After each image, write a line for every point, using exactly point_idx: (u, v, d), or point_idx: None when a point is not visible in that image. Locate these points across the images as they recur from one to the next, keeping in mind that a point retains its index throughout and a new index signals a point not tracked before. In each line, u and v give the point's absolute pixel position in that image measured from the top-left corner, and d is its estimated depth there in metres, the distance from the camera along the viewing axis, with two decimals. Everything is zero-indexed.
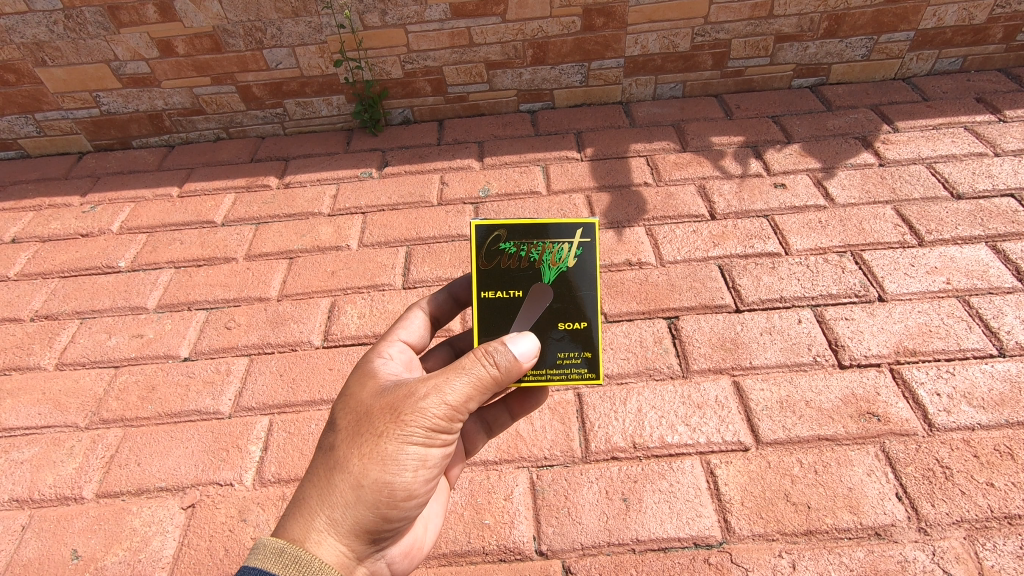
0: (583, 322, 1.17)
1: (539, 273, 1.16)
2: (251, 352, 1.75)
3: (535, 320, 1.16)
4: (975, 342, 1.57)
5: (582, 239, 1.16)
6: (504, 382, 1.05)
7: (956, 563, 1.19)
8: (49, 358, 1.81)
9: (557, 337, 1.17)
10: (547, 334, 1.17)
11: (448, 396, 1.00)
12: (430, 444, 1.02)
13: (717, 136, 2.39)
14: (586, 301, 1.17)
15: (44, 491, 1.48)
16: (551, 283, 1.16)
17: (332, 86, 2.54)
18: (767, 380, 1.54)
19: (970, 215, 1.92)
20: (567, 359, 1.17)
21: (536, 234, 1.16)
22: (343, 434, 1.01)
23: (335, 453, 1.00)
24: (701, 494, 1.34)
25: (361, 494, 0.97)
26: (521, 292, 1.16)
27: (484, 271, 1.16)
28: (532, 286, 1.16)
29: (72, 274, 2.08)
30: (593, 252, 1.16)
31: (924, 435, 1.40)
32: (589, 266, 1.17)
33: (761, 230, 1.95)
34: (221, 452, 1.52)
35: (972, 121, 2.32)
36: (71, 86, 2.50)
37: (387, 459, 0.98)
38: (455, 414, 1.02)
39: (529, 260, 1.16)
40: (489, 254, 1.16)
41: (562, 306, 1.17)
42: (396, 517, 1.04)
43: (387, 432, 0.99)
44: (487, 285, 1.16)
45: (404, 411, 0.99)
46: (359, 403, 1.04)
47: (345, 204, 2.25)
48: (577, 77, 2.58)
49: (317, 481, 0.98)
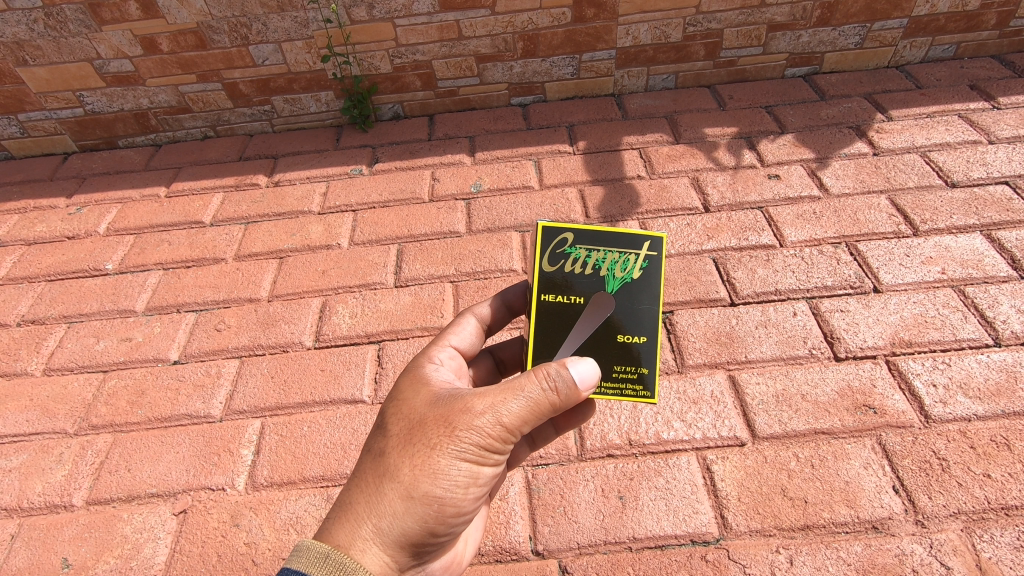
0: (642, 336, 1.15)
1: (602, 281, 1.14)
2: (242, 354, 1.73)
3: (594, 329, 1.14)
4: (970, 332, 1.56)
5: (649, 251, 1.14)
6: (561, 406, 1.02)
7: (954, 556, 1.18)
8: (37, 363, 1.78)
9: (613, 349, 1.15)
10: (604, 346, 1.15)
11: (503, 416, 0.99)
12: (481, 461, 1.01)
13: (711, 127, 2.37)
14: (647, 314, 1.15)
15: (33, 499, 1.46)
16: (614, 293, 1.15)
17: (320, 81, 2.50)
18: (762, 373, 1.53)
19: (965, 204, 1.91)
20: (622, 371, 1.15)
21: (604, 242, 1.15)
22: (394, 440, 1.00)
23: (385, 460, 0.98)
24: (697, 491, 1.33)
25: (411, 504, 0.96)
26: (582, 298, 1.14)
27: (547, 274, 1.15)
28: (594, 294, 1.14)
29: (59, 277, 2.05)
30: (659, 266, 1.14)
31: (921, 427, 1.39)
32: (654, 279, 1.15)
33: (755, 222, 1.94)
34: (212, 457, 1.50)
35: (966, 109, 2.31)
36: (55, 86, 2.45)
37: (437, 473, 0.97)
38: (509, 433, 1.01)
39: (594, 267, 1.15)
40: (555, 257, 1.15)
41: (624, 317, 1.15)
42: (443, 530, 1.03)
43: (440, 445, 0.97)
44: (548, 289, 1.15)
45: (458, 426, 0.98)
46: (411, 412, 1.03)
47: (335, 202, 2.23)
48: (568, 70, 2.55)
49: (365, 486, 0.97)
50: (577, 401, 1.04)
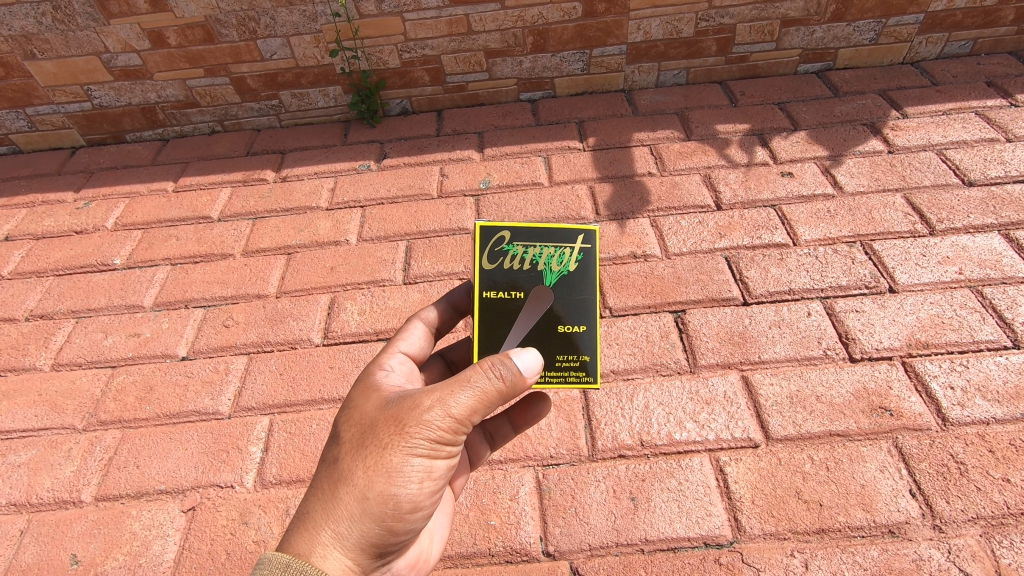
0: (582, 325, 1.15)
1: (540, 276, 1.15)
2: (250, 350, 1.72)
3: (535, 322, 1.15)
4: (989, 333, 1.53)
5: (583, 245, 1.15)
6: (509, 394, 1.02)
7: (973, 561, 1.16)
8: (46, 358, 1.78)
9: (556, 340, 1.16)
10: (547, 337, 1.15)
11: (452, 409, 0.98)
12: (436, 456, 1.00)
13: (722, 123, 2.35)
14: (585, 305, 1.15)
15: (43, 494, 1.46)
16: (552, 286, 1.15)
17: (328, 76, 2.49)
18: (776, 374, 1.51)
19: (982, 203, 1.88)
20: (565, 360, 1.16)
21: (539, 237, 1.15)
22: (348, 446, 0.99)
23: (339, 466, 0.98)
24: (711, 493, 1.32)
25: (368, 507, 0.95)
26: (522, 292, 1.15)
27: (486, 272, 1.15)
28: (534, 287, 1.15)
29: (66, 272, 2.05)
30: (594, 258, 1.16)
31: (938, 430, 1.37)
32: (590, 270, 1.16)
33: (768, 221, 1.91)
34: (221, 454, 1.50)
35: (983, 106, 2.28)
36: (62, 80, 2.44)
37: (391, 472, 0.96)
38: (461, 425, 1.00)
39: (532, 262, 1.15)
40: (493, 254, 1.15)
41: (564, 309, 1.15)
42: (404, 527, 1.02)
43: (391, 444, 0.96)
44: (489, 287, 1.14)
45: (408, 423, 0.97)
46: (363, 416, 1.02)
47: (343, 198, 2.21)
48: (579, 65, 2.52)
49: (321, 493, 0.96)
50: (525, 389, 1.04)
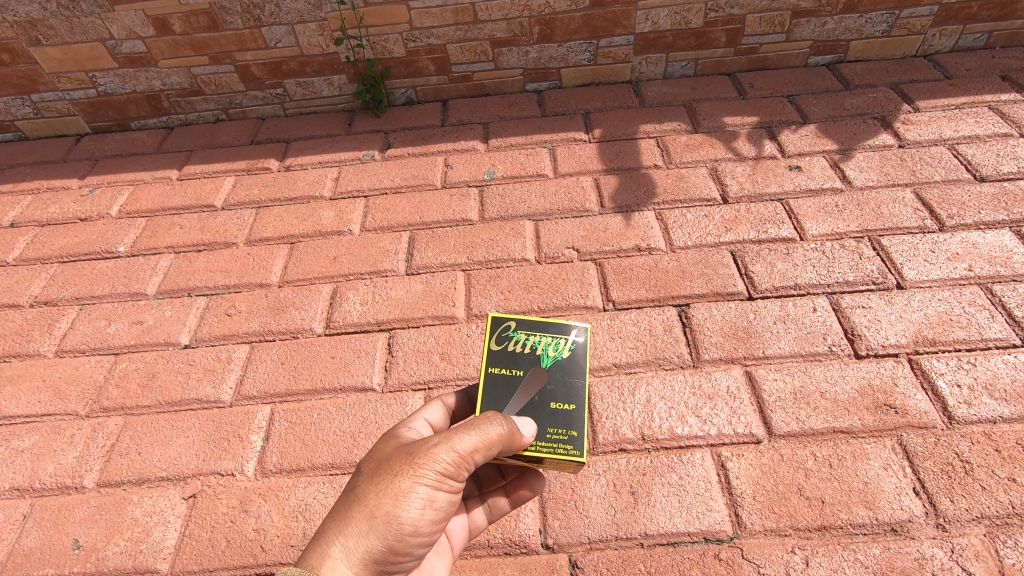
0: (572, 403, 1.16)
1: (538, 360, 1.21)
2: (252, 339, 1.72)
3: (530, 400, 1.17)
4: (997, 331, 1.51)
5: (578, 337, 1.24)
6: (511, 448, 1.07)
7: (976, 561, 1.15)
8: (49, 345, 1.78)
9: (550, 419, 1.15)
10: (541, 414, 1.15)
11: (460, 445, 1.02)
12: (439, 487, 1.02)
13: (731, 116, 2.32)
14: (579, 386, 1.19)
15: (46, 480, 1.47)
16: (548, 369, 1.20)
17: (333, 65, 2.47)
18: (780, 370, 1.50)
19: (993, 199, 1.85)
20: (555, 435, 1.14)
21: (541, 328, 1.24)
22: (364, 475, 1.02)
23: (354, 490, 1.00)
24: (712, 488, 1.31)
25: (375, 529, 0.96)
26: (524, 370, 1.19)
27: (494, 352, 1.21)
28: (532, 367, 1.20)
29: (71, 259, 2.05)
30: (586, 347, 1.23)
31: (943, 428, 1.36)
32: (583, 358, 1.22)
33: (775, 215, 1.89)
34: (222, 442, 1.50)
35: (996, 101, 2.24)
36: (67, 66, 2.44)
37: (400, 496, 0.98)
38: (467, 463, 1.04)
39: (531, 347, 1.22)
40: (501, 338, 1.23)
41: (556, 388, 1.18)
42: (402, 554, 1.02)
43: (401, 470, 1.00)
44: (493, 364, 1.20)
45: (421, 453, 1.01)
46: (381, 453, 1.06)
47: (347, 187, 2.20)
48: (585, 55, 2.50)
49: (335, 513, 0.97)
50: (522, 446, 1.09)
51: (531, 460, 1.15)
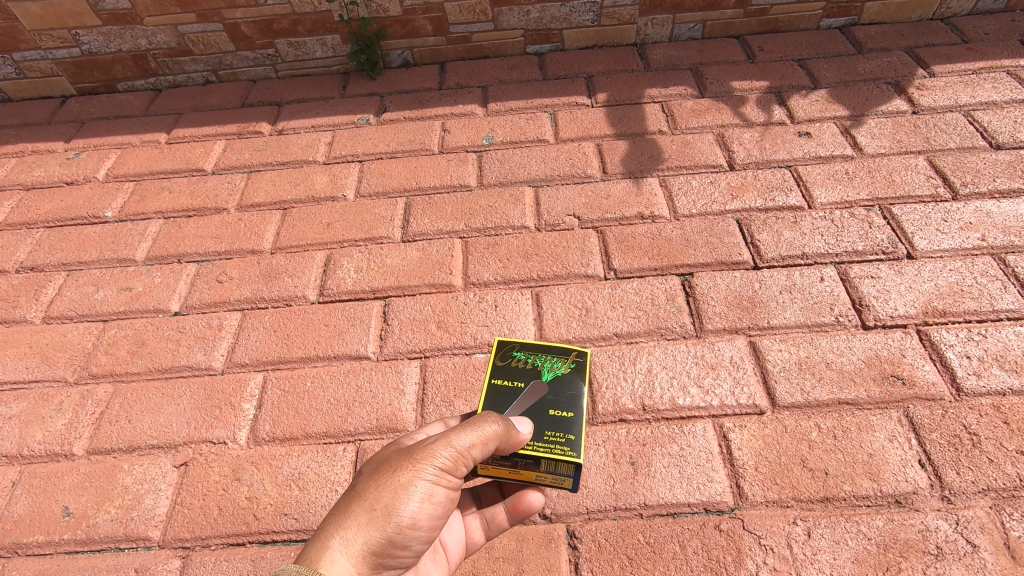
0: (571, 410, 1.13)
1: (539, 373, 1.19)
2: (244, 307, 1.68)
3: (530, 406, 1.13)
4: (1010, 302, 1.47)
5: (579, 355, 1.22)
6: (511, 445, 1.05)
7: (982, 534, 1.13)
8: (36, 311, 1.74)
9: (549, 424, 1.11)
10: (539, 420, 1.12)
11: (458, 440, 1.00)
12: (438, 482, 1.00)
13: (739, 80, 2.23)
14: (579, 396, 1.15)
15: (34, 447, 1.44)
16: (548, 380, 1.17)
17: (326, 24, 2.37)
18: (785, 340, 1.46)
19: (1009, 166, 1.79)
20: (554, 437, 1.10)
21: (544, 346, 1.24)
22: (364, 473, 1.00)
23: (353, 487, 0.97)
24: (713, 459, 1.28)
25: (374, 522, 0.93)
26: (525, 381, 1.17)
27: (497, 367, 1.21)
28: (533, 379, 1.17)
29: (57, 224, 1.99)
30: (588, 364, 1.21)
31: (951, 400, 1.32)
32: (583, 371, 1.19)
33: (783, 182, 1.83)
34: (214, 410, 1.47)
35: (1015, 66, 2.15)
36: (49, 23, 2.34)
37: (399, 490, 0.96)
38: (467, 458, 1.01)
39: (533, 362, 1.21)
40: (504, 355, 1.23)
41: (556, 398, 1.15)
42: (400, 552, 0.98)
43: (401, 465, 0.97)
44: (495, 377, 1.19)
45: (419, 449, 0.99)
46: (381, 454, 1.05)
47: (341, 151, 2.13)
48: (589, 16, 2.40)
49: (334, 510, 0.94)
50: (520, 444, 1.06)
51: (528, 464, 1.10)
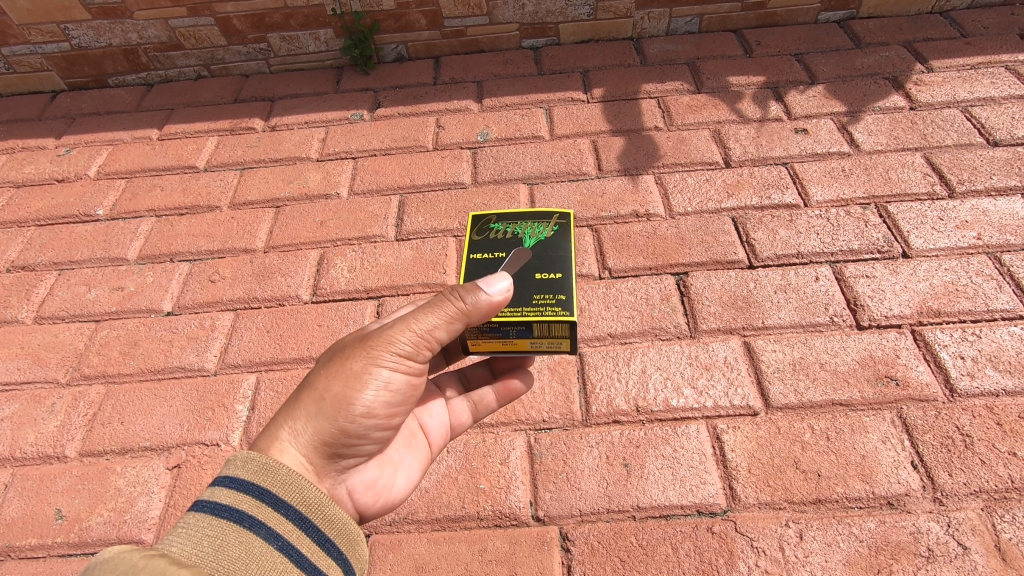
0: (559, 271, 1.08)
1: (520, 241, 1.14)
2: (237, 307, 1.67)
3: (514, 271, 1.09)
4: (1005, 302, 1.47)
5: (560, 219, 1.17)
6: (474, 320, 1.00)
7: (973, 536, 1.14)
8: (27, 311, 1.73)
9: (538, 286, 1.08)
10: (523, 282, 1.08)
11: (414, 325, 1.00)
12: (395, 368, 1.02)
13: (736, 75, 2.21)
14: (564, 257, 1.11)
15: (27, 449, 1.43)
16: (531, 247, 1.13)
17: (319, 18, 2.34)
18: (779, 341, 1.45)
19: (1006, 164, 1.78)
20: (542, 300, 1.06)
21: (522, 217, 1.19)
22: (323, 359, 1.04)
23: (310, 374, 1.02)
24: (706, 461, 1.28)
25: (324, 409, 0.98)
26: (508, 250, 1.12)
27: (475, 243, 1.15)
28: (515, 247, 1.13)
29: (48, 223, 1.98)
30: (570, 230, 1.16)
31: (945, 401, 1.32)
32: (566, 234, 1.15)
33: (779, 179, 1.82)
34: (207, 412, 1.46)
35: (1014, 61, 2.14)
36: (37, 17, 2.30)
37: (353, 377, 1.00)
38: (423, 344, 1.02)
39: (513, 233, 1.16)
40: (482, 231, 1.17)
41: (539, 260, 1.11)
42: (358, 442, 1.05)
43: (354, 353, 1.00)
44: (475, 250, 1.13)
45: (373, 338, 1.01)
46: (341, 339, 1.07)
47: (334, 148, 2.12)
48: (585, 9, 2.37)
49: (290, 397, 1.01)
50: (491, 317, 1.02)
51: (517, 326, 1.06)
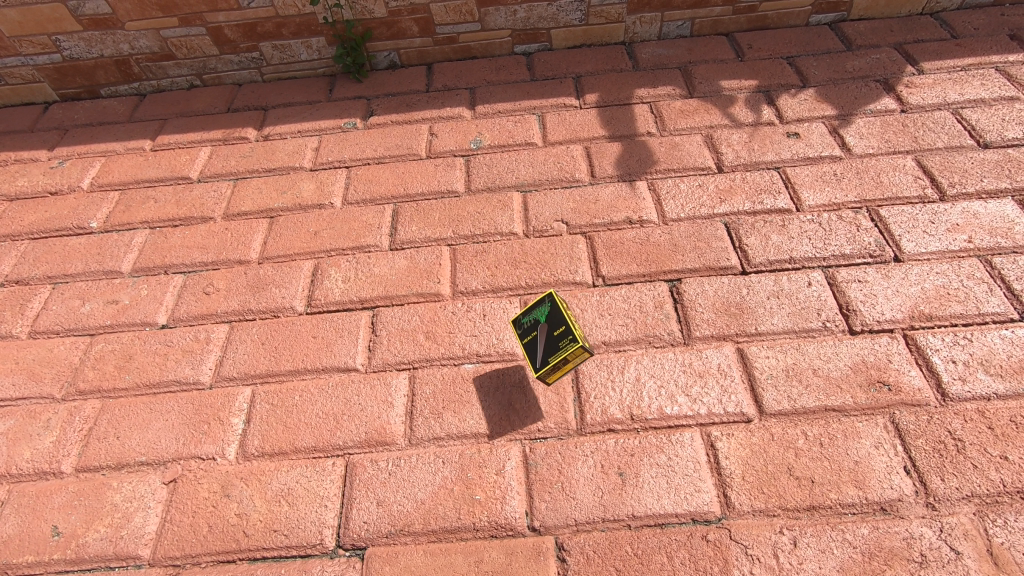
0: (563, 323, 1.32)
1: (534, 322, 1.39)
2: (231, 319, 1.67)
3: (541, 342, 1.36)
4: (995, 305, 1.48)
5: (550, 299, 1.37)
6: None
7: (965, 540, 1.14)
8: (22, 326, 1.73)
9: (560, 336, 1.32)
10: (551, 342, 1.33)
11: None
12: None
13: (728, 80, 2.22)
14: (564, 315, 1.33)
15: (23, 465, 1.44)
16: (543, 318, 1.37)
17: (311, 26, 2.35)
18: (772, 347, 1.46)
19: (997, 166, 1.79)
20: (564, 341, 1.31)
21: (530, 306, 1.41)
22: None
23: None
24: (700, 469, 1.29)
25: None
26: (532, 330, 1.38)
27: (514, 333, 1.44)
28: (534, 329, 1.38)
29: (42, 236, 1.98)
30: (560, 303, 1.35)
31: (937, 405, 1.33)
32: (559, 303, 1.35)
33: (771, 184, 1.83)
34: (202, 425, 1.46)
35: (1004, 62, 2.15)
36: (28, 29, 2.30)
37: None
38: None
39: (529, 324, 1.40)
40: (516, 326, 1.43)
41: (550, 323, 1.35)
42: None
43: None
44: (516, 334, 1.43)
45: None
46: None
47: (327, 157, 2.12)
48: (576, 15, 2.38)
49: None
50: None
51: (562, 363, 1.34)
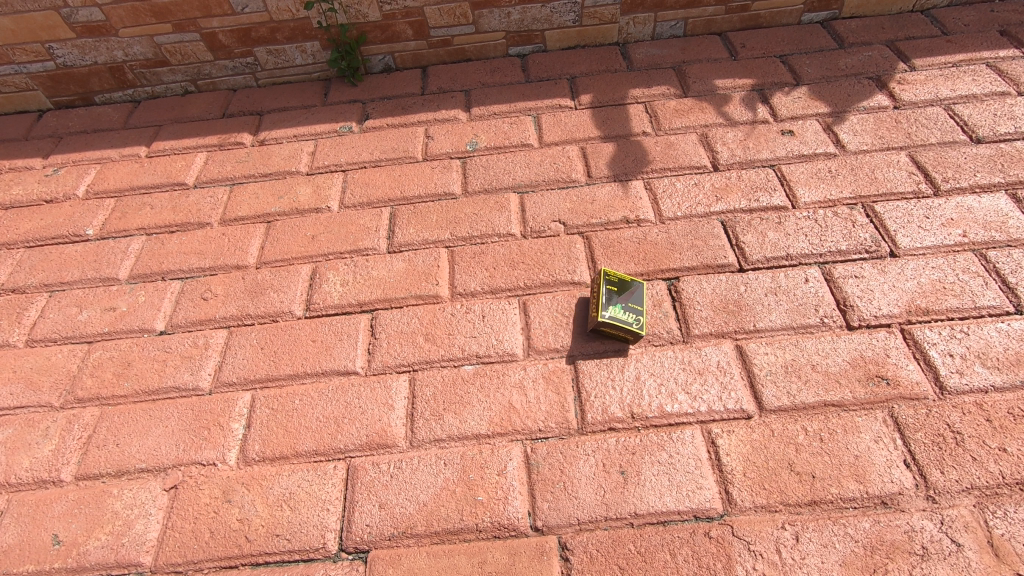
0: (609, 285, 1.51)
1: (621, 314, 1.46)
2: (230, 324, 1.67)
3: (624, 293, 1.51)
4: (991, 299, 1.49)
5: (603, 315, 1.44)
6: None
7: (966, 533, 1.15)
8: (19, 334, 1.72)
9: (620, 286, 1.52)
10: (621, 287, 1.53)
11: None
12: None
13: (722, 79, 2.23)
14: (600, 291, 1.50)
15: (21, 474, 1.43)
16: (613, 303, 1.48)
17: (305, 31, 2.35)
18: (771, 343, 1.47)
19: (990, 161, 1.81)
20: (614, 277, 1.54)
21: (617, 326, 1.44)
22: None
23: None
24: (702, 466, 1.29)
25: None
26: (625, 311, 1.47)
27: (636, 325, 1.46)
28: (623, 306, 1.48)
29: (37, 244, 1.97)
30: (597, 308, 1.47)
31: (935, 399, 1.34)
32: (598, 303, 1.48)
33: (767, 182, 1.83)
34: (203, 431, 1.46)
35: (994, 57, 2.17)
36: (21, 37, 2.29)
37: None
38: None
39: (627, 317, 1.45)
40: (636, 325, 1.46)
41: (610, 293, 1.49)
42: None
43: None
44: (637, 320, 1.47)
45: None
46: None
47: (324, 161, 2.12)
48: (570, 16, 2.39)
49: None
50: None
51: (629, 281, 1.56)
